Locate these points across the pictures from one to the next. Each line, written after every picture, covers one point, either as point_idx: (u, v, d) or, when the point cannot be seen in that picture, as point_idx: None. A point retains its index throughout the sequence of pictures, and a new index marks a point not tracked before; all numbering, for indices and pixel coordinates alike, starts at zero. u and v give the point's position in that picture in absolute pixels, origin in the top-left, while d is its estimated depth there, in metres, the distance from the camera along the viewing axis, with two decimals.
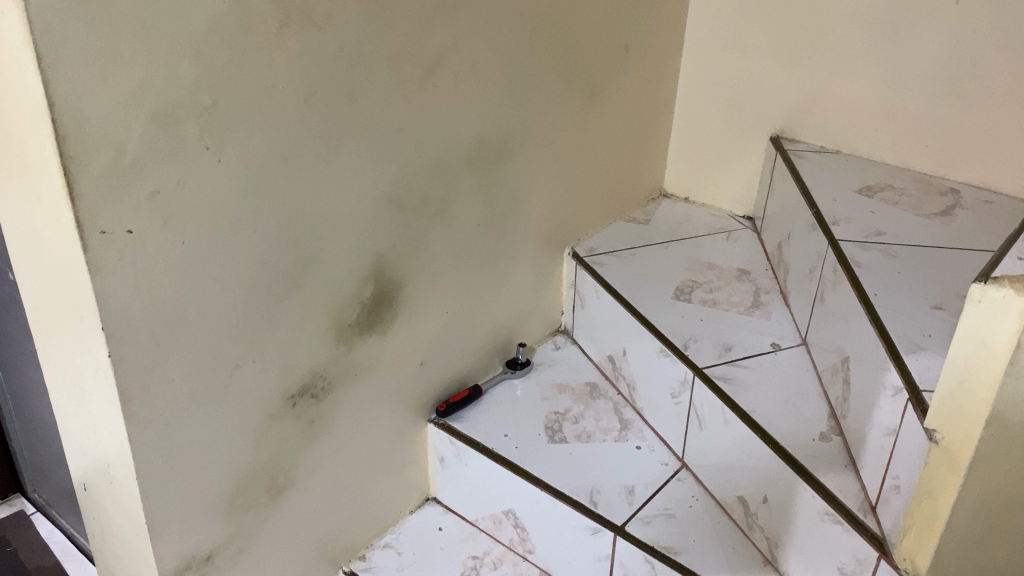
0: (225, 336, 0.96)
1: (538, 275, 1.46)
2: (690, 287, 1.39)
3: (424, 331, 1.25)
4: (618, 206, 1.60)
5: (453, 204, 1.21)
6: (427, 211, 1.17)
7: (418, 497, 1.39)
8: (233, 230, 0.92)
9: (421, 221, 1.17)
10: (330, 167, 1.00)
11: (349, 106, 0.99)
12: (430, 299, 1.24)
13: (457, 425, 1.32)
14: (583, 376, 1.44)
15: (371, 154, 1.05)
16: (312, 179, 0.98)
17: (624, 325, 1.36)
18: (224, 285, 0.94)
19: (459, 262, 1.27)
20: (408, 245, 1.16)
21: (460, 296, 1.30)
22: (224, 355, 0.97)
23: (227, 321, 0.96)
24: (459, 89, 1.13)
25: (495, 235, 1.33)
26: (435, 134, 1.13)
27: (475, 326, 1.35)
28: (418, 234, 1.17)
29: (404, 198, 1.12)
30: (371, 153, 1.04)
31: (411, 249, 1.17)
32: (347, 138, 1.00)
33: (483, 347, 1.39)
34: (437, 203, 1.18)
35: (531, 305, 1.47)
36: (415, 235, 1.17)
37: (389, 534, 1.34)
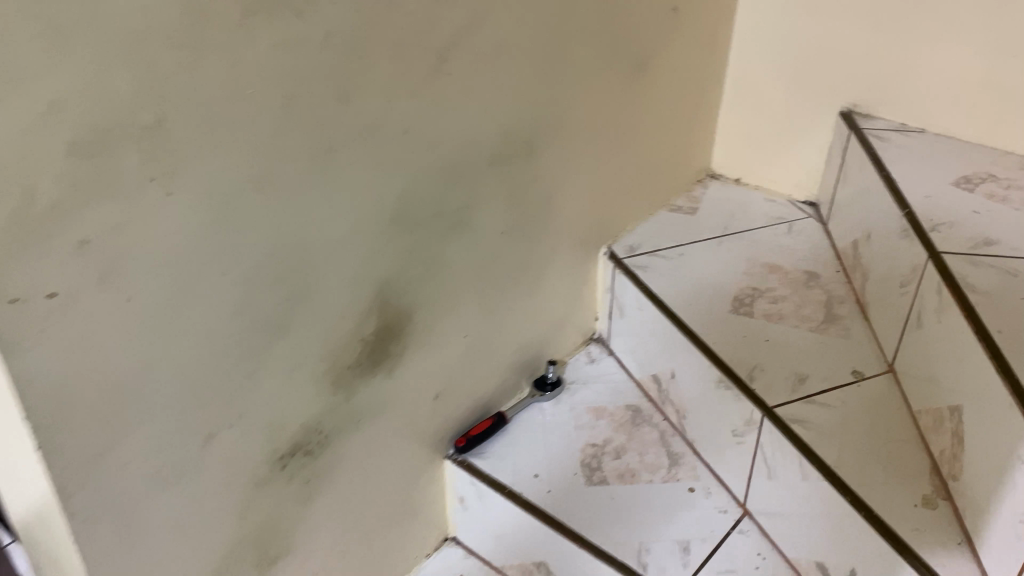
0: (193, 404, 0.77)
1: (569, 280, 1.26)
2: (751, 298, 1.19)
3: (440, 360, 1.06)
4: (660, 195, 1.38)
5: (472, 212, 1.01)
6: (442, 225, 0.97)
7: (436, 538, 1.22)
8: (196, 276, 0.72)
9: (434, 238, 0.96)
10: (318, 184, 0.79)
11: (341, 108, 0.78)
12: (446, 324, 1.05)
13: (479, 464, 1.14)
14: (623, 397, 1.25)
15: (371, 165, 0.84)
16: (296, 202, 0.78)
17: (674, 344, 1.16)
18: (188, 342, 0.74)
19: (480, 278, 1.07)
20: (419, 266, 0.96)
21: (480, 315, 1.11)
22: (194, 425, 0.78)
23: (195, 385, 0.77)
24: (478, 75, 0.92)
25: (521, 242, 1.12)
26: (449, 133, 0.92)
27: (498, 347, 1.16)
28: (430, 253, 0.97)
29: (413, 212, 0.92)
30: (370, 164, 0.84)
31: (422, 271, 0.97)
32: (339, 147, 0.80)
33: (508, 368, 1.20)
34: (454, 214, 0.98)
35: (561, 315, 1.27)
36: (426, 254, 0.96)
37: None
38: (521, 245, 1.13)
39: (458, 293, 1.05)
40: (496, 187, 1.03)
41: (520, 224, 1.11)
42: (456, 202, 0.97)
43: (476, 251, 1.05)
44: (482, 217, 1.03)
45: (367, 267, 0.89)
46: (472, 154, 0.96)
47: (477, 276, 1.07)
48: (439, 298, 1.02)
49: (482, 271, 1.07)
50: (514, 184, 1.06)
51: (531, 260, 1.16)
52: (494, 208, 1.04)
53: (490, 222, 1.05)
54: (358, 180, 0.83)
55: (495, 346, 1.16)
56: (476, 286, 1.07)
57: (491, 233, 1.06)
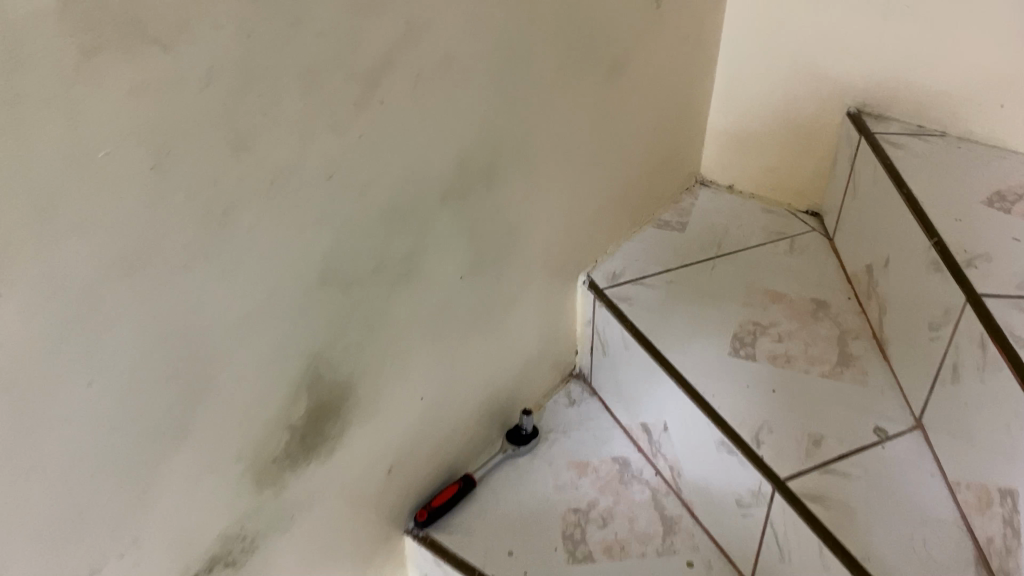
0: (66, 542, 0.61)
1: (543, 317, 1.10)
2: (753, 335, 1.03)
3: (392, 429, 0.90)
4: (644, 209, 1.22)
5: (422, 260, 0.84)
6: (385, 280, 0.80)
7: None
8: (51, 396, 0.55)
9: (377, 297, 0.80)
10: (216, 256, 0.62)
11: (236, 159, 0.60)
12: (398, 389, 0.89)
13: (443, 539, 0.98)
14: (608, 448, 1.10)
15: (287, 223, 0.67)
16: (186, 284, 0.61)
17: (665, 392, 1.00)
18: (52, 474, 0.58)
19: (436, 332, 0.91)
20: (359, 330, 0.79)
21: (439, 372, 0.94)
22: (69, 566, 0.62)
23: (64, 520, 0.60)
24: (419, 99, 0.74)
25: (484, 283, 0.96)
26: (388, 173, 0.74)
27: (462, 403, 1.00)
28: (372, 314, 0.80)
29: (347, 271, 0.75)
30: (285, 223, 0.66)
31: (363, 337, 0.80)
32: (241, 208, 0.62)
33: (475, 422, 1.04)
34: (401, 266, 0.81)
35: (534, 356, 1.12)
36: (366, 317, 0.80)
37: None
38: (484, 286, 0.96)
39: (411, 353, 0.88)
40: (451, 226, 0.86)
41: (482, 263, 0.94)
42: (401, 250, 0.81)
43: (430, 302, 0.88)
44: (435, 263, 0.86)
45: (291, 344, 0.73)
46: (417, 193, 0.79)
47: (433, 329, 0.90)
48: (387, 361, 0.85)
49: (439, 322, 0.91)
50: (473, 219, 0.89)
51: (497, 301, 1.00)
52: (450, 252, 0.87)
53: (447, 268, 0.88)
54: (271, 245, 0.66)
55: (458, 402, 1.00)
56: (432, 342, 0.91)
57: (447, 280, 0.89)
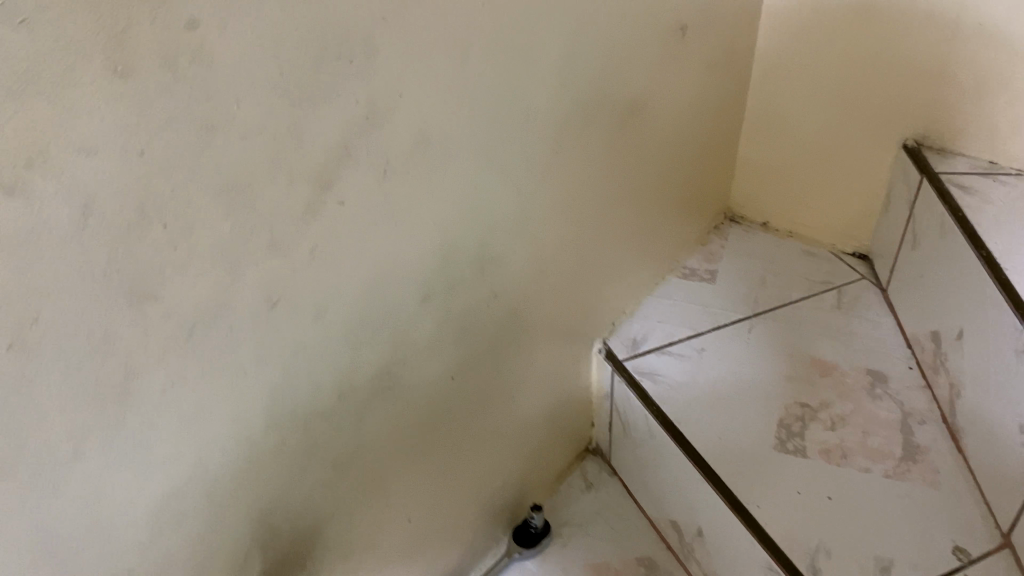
0: None
1: (552, 397, 0.94)
2: (800, 422, 0.87)
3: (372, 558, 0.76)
4: (665, 258, 1.06)
5: (401, 372, 0.69)
6: (352, 405, 0.65)
7: None
8: None
9: (342, 427, 0.65)
10: (117, 437, 0.48)
11: (131, 317, 0.45)
12: (376, 516, 0.74)
13: None
14: (631, 546, 0.95)
15: (213, 374, 0.52)
16: (78, 479, 0.47)
17: (703, 497, 0.85)
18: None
19: (423, 443, 0.76)
20: (324, 467, 0.65)
21: (428, 485, 0.79)
22: None
23: None
24: (388, 192, 0.58)
25: (479, 378, 0.80)
26: (349, 285, 0.59)
27: (458, 508, 0.86)
28: (337, 446, 0.65)
29: (301, 407, 0.60)
30: (209, 374, 0.52)
31: (325, 475, 0.65)
32: (142, 372, 0.47)
33: (476, 525, 0.90)
34: (372, 384, 0.66)
35: (543, 440, 0.96)
36: (329, 451, 0.65)
37: None
38: (481, 381, 0.81)
39: (391, 474, 0.74)
40: (435, 326, 0.71)
41: (473, 357, 0.78)
42: (372, 366, 0.65)
43: (414, 414, 0.73)
44: (416, 372, 0.71)
45: (231, 506, 0.58)
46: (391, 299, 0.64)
47: (418, 442, 0.75)
48: (361, 489, 0.71)
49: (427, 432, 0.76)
50: (458, 311, 0.73)
51: (494, 392, 0.84)
52: (434, 354, 0.72)
53: (432, 373, 0.73)
54: (191, 404, 0.51)
55: (452, 511, 0.85)
56: (417, 457, 0.76)
57: (433, 387, 0.74)
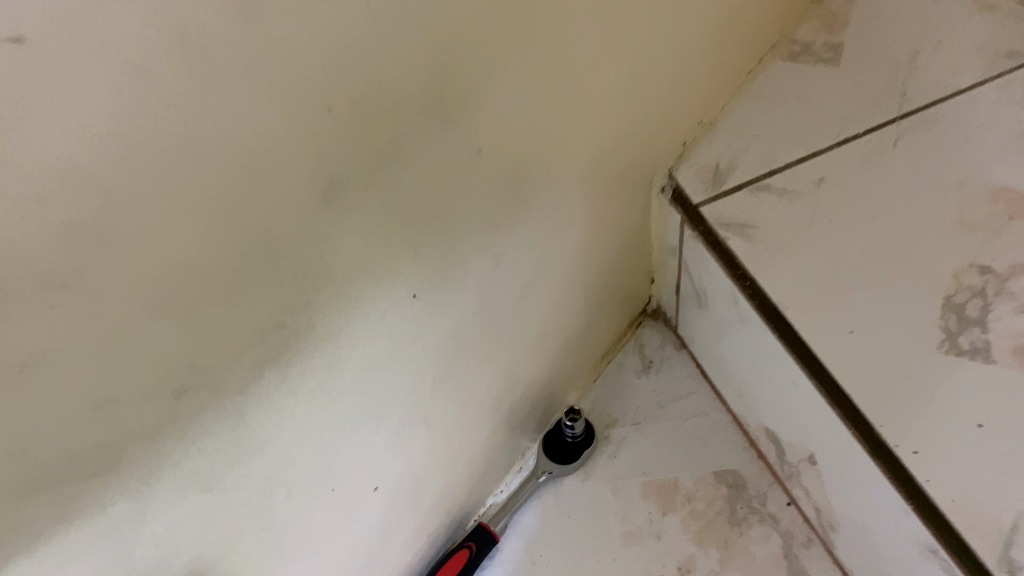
0: None
1: (590, 267, 0.63)
2: (981, 301, 0.55)
3: (339, 554, 0.51)
4: (765, 31, 0.68)
5: (306, 321, 0.38)
6: (205, 402, 0.35)
7: None
8: None
9: (203, 437, 0.36)
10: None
11: None
12: (324, 511, 0.48)
13: None
14: (706, 455, 0.68)
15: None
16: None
17: (819, 418, 0.57)
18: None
19: (393, 393, 0.48)
20: (194, 496, 0.38)
21: (405, 442, 0.52)
22: None
23: None
24: (152, 6, 0.24)
25: (471, 280, 0.49)
26: (116, 221, 0.27)
27: (465, 441, 0.59)
28: (201, 465, 0.37)
29: (86, 445, 0.31)
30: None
31: (194, 508, 0.38)
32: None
33: (493, 449, 0.64)
34: (246, 358, 0.36)
35: (579, 320, 0.67)
36: (188, 477, 0.37)
37: None
38: (478, 283, 0.49)
39: (336, 453, 0.46)
40: (365, 233, 0.38)
41: (459, 257, 0.46)
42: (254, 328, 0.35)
43: (354, 369, 0.43)
44: (341, 310, 0.39)
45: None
46: (244, 217, 0.32)
47: (374, 400, 0.46)
48: (289, 489, 0.44)
49: (395, 378, 0.47)
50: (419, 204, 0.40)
51: (504, 289, 0.53)
52: (373, 275, 0.40)
53: (374, 305, 0.42)
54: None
55: (456, 449, 0.59)
56: (379, 416, 0.47)
57: (381, 322, 0.43)
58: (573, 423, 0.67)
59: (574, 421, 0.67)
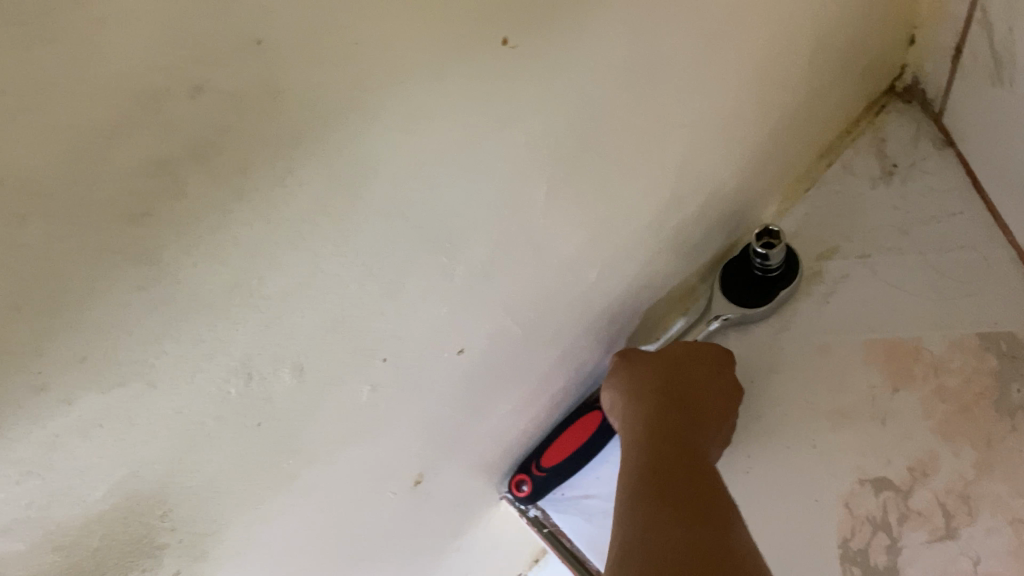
0: None
1: (819, 14, 0.40)
2: None
3: (417, 428, 0.36)
4: None
5: (260, 90, 0.19)
6: (47, 250, 0.18)
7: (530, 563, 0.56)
8: None
9: (79, 313, 0.19)
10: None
11: None
12: (378, 390, 0.31)
13: (586, 529, 0.48)
14: (965, 309, 0.47)
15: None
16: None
17: None
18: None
19: (483, 213, 0.29)
20: (108, 402, 0.21)
21: (508, 286, 0.34)
22: None
23: None
24: None
25: (616, 28, 0.28)
26: None
27: (608, 277, 0.41)
28: (102, 355, 0.20)
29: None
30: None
31: (95, 419, 0.22)
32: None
33: (650, 286, 0.46)
34: (125, 159, 0.17)
35: (791, 105, 0.44)
36: (67, 377, 0.20)
37: None
38: (624, 31, 0.28)
39: (373, 317, 0.28)
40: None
41: None
42: (135, 99, 0.17)
43: (392, 181, 0.24)
44: (355, 69, 0.20)
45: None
46: None
47: (448, 229, 0.28)
48: (315, 364, 0.27)
49: (483, 191, 0.28)
50: None
51: (678, 42, 0.31)
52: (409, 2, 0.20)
53: (427, 66, 0.22)
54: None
55: (596, 288, 0.40)
56: (459, 252, 0.29)
57: (446, 98, 0.23)
58: (767, 253, 0.47)
59: (768, 250, 0.47)
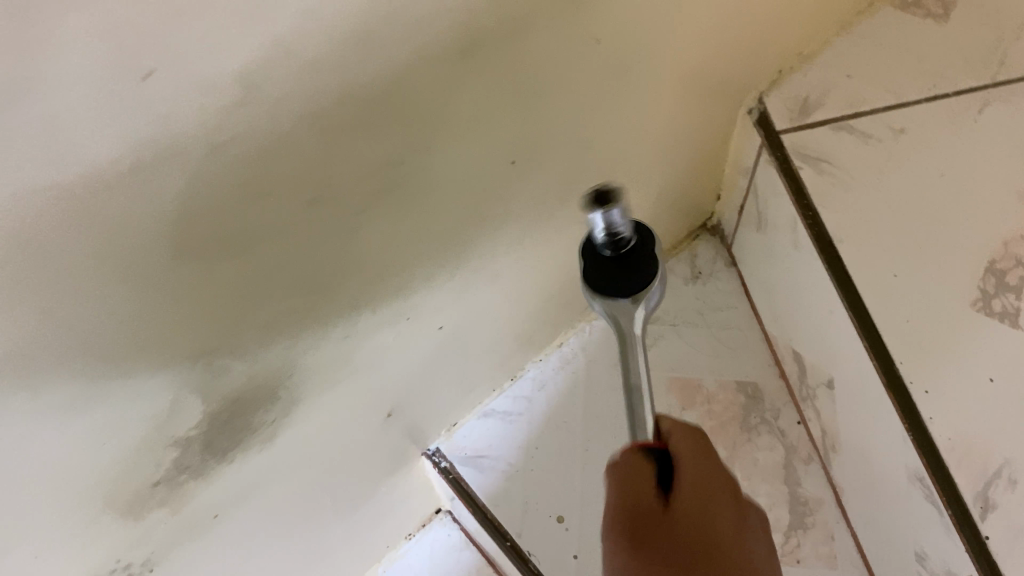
0: None
1: (661, 169, 0.68)
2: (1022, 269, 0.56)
3: (394, 368, 0.58)
4: None
5: (419, 162, 0.43)
6: (326, 213, 0.41)
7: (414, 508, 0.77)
8: None
9: (320, 245, 0.42)
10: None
11: None
12: (391, 336, 0.55)
13: (477, 477, 0.72)
14: (728, 363, 0.75)
15: (14, 217, 0.29)
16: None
17: (843, 342, 0.62)
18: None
19: (470, 243, 0.53)
20: (301, 292, 0.44)
21: (468, 291, 0.59)
22: None
23: None
24: None
25: (555, 161, 0.54)
26: (305, 50, 0.33)
27: (516, 302, 0.65)
28: (314, 268, 0.43)
29: (236, 228, 0.37)
30: (5, 215, 0.29)
31: (293, 301, 0.44)
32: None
33: (538, 316, 0.70)
34: (368, 180, 0.41)
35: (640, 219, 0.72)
36: (299, 276, 0.43)
37: (380, 565, 0.83)
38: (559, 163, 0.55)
39: (409, 287, 0.52)
40: (486, 91, 0.44)
41: (548, 135, 0.51)
42: (382, 159, 0.41)
43: (445, 215, 0.49)
44: (453, 162, 0.46)
45: (140, 368, 0.39)
46: (390, 60, 0.37)
47: (457, 250, 0.53)
48: (374, 304, 0.50)
49: (476, 229, 0.53)
50: (521, 70, 0.44)
51: (582, 172, 0.58)
52: (478, 137, 0.46)
53: (477, 161, 0.47)
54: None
55: (507, 308, 0.65)
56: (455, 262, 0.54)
57: (477, 181, 0.49)
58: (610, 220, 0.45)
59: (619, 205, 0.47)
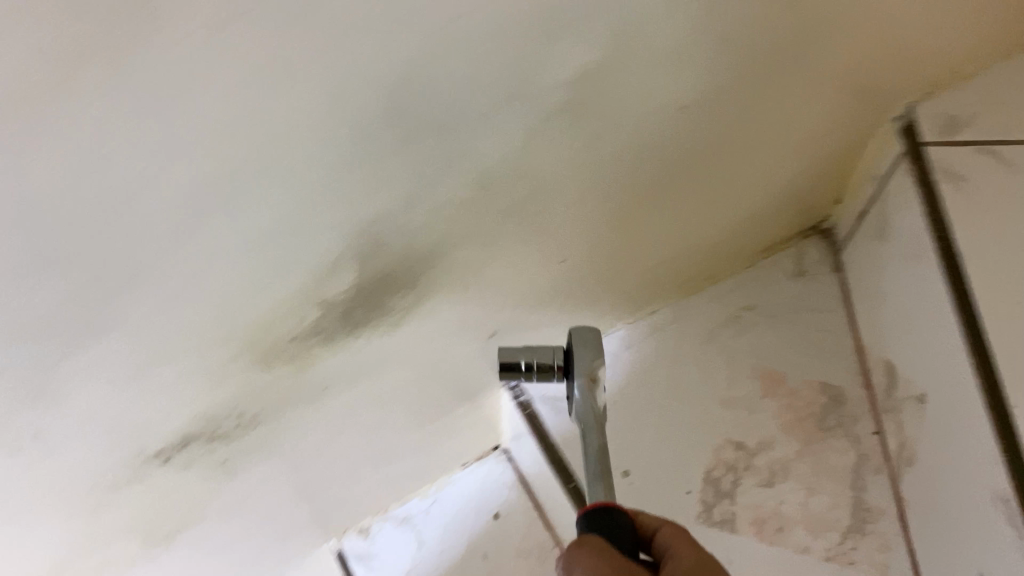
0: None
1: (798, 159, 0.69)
2: None
3: (509, 288, 0.61)
4: None
5: (601, 80, 0.45)
6: (509, 106, 0.43)
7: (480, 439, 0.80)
8: None
9: (493, 139, 0.44)
10: (82, 106, 0.29)
11: None
12: (519, 254, 0.57)
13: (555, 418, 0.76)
14: (814, 363, 0.75)
15: (265, 28, 0.31)
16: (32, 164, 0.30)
17: (945, 361, 0.61)
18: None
19: (613, 181, 0.55)
20: (466, 183, 0.46)
21: (597, 233, 0.61)
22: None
23: None
24: None
25: (710, 117, 0.55)
26: None
27: (630, 255, 0.67)
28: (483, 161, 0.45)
29: (433, 97, 0.39)
30: (262, 29, 0.31)
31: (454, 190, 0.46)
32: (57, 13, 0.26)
33: (643, 277, 0.72)
34: (553, 84, 0.43)
35: (763, 206, 0.73)
36: (467, 164, 0.45)
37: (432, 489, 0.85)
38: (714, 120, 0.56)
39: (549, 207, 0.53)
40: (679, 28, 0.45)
41: (715, 90, 0.52)
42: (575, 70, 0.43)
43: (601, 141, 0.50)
44: (628, 90, 0.47)
45: (315, 212, 0.41)
46: None
47: (601, 184, 0.55)
48: (518, 216, 0.52)
49: (623, 167, 0.54)
50: (716, 15, 0.46)
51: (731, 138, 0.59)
52: (654, 75, 0.48)
53: (647, 95, 0.49)
54: (231, 69, 0.32)
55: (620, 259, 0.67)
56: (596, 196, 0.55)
57: (641, 114, 0.50)
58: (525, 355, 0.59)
59: (536, 348, 0.60)
